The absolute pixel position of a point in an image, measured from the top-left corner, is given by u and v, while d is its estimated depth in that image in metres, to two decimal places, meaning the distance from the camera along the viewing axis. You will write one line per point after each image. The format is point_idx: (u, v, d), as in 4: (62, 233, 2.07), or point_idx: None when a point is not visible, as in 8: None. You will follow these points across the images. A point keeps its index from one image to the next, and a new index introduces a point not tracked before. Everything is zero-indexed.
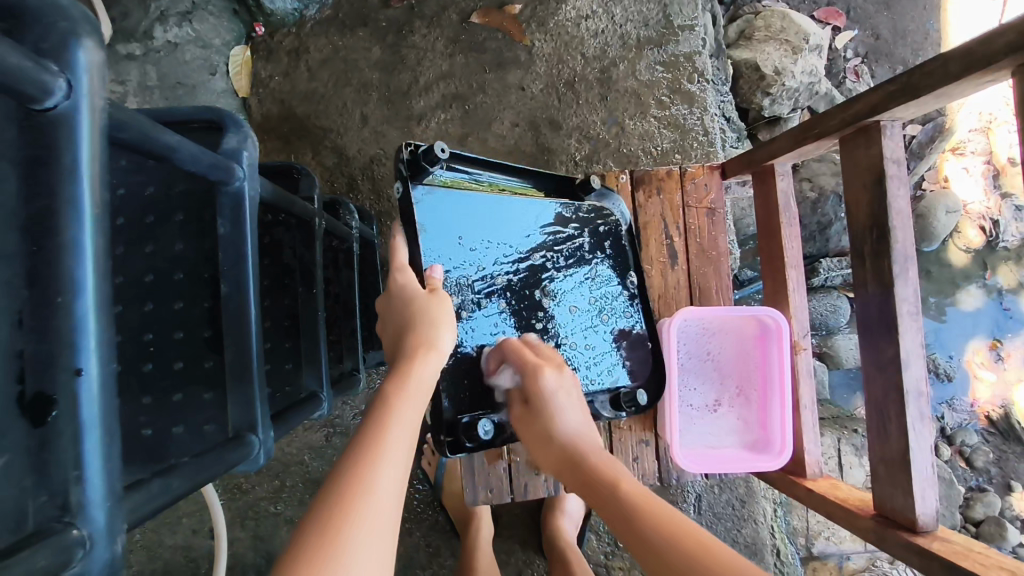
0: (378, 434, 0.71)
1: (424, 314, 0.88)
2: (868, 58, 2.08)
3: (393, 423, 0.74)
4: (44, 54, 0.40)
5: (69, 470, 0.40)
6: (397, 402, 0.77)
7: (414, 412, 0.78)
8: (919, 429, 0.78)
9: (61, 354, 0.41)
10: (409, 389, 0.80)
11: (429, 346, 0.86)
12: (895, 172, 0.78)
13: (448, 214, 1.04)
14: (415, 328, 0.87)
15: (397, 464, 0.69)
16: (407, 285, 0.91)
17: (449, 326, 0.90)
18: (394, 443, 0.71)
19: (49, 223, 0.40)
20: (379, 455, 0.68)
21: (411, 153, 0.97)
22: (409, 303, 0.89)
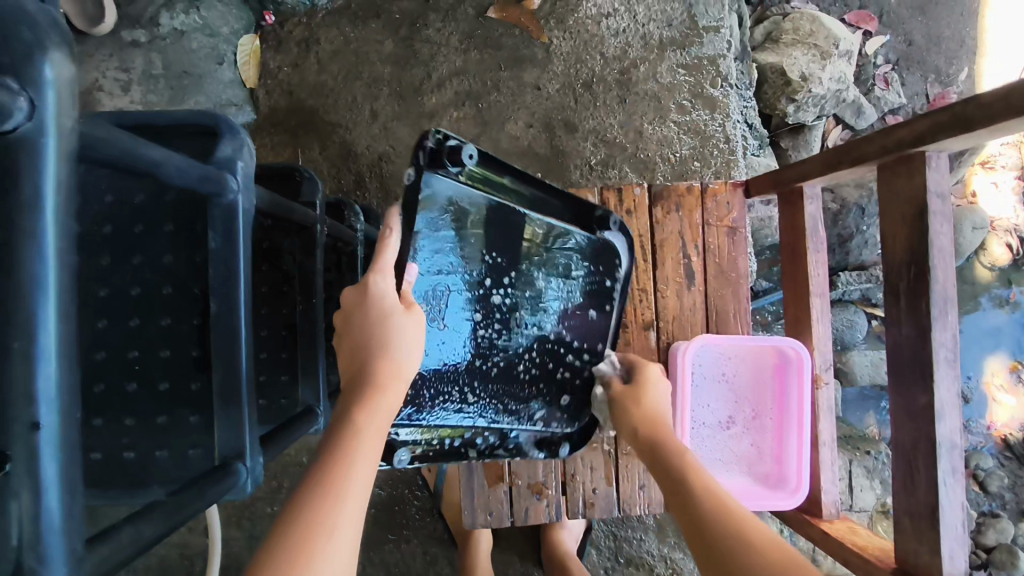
0: (331, 484, 0.62)
1: (395, 338, 0.77)
2: (898, 65, 2.01)
3: (355, 457, 0.66)
4: (5, 69, 0.36)
5: (23, 534, 0.36)
6: (355, 441, 0.67)
7: (373, 456, 0.68)
8: (950, 484, 0.74)
9: (17, 406, 0.37)
10: (372, 421, 0.70)
11: (393, 377, 0.75)
12: (938, 207, 0.73)
13: (452, 222, 0.94)
14: (381, 351, 0.76)
15: (354, 519, 0.61)
16: (384, 293, 0.79)
17: (416, 353, 0.79)
18: (347, 496, 0.62)
19: (8, 259, 0.36)
20: (331, 515, 0.59)
21: (439, 143, 0.84)
22: (382, 319, 0.77)
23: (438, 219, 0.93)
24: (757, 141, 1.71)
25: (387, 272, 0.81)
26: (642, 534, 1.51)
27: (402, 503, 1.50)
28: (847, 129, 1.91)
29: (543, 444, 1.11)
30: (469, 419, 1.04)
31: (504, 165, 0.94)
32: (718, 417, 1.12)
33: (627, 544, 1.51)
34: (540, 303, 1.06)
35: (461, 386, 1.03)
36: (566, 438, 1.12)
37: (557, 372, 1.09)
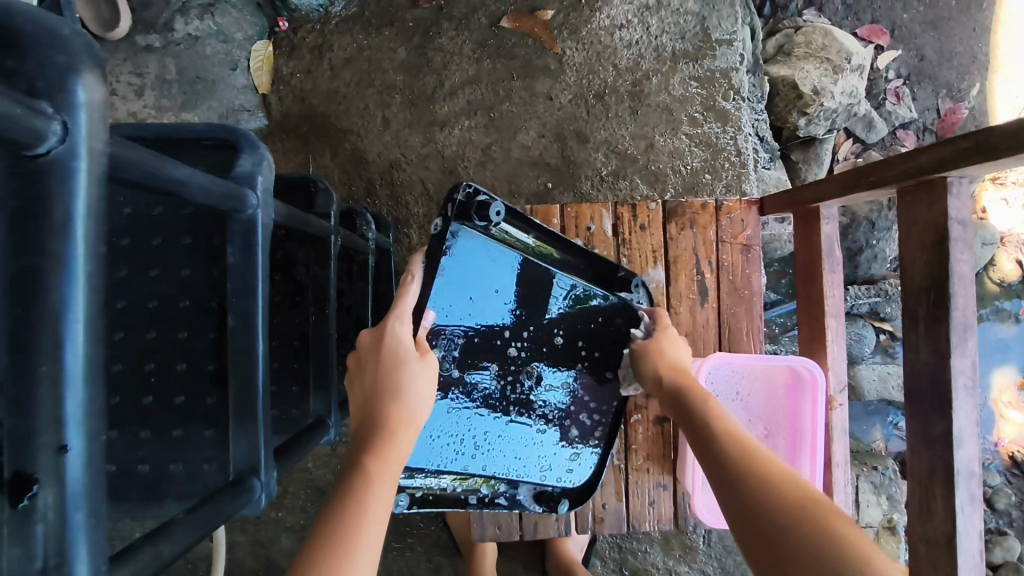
0: (346, 520, 0.63)
1: (408, 385, 0.81)
2: (910, 80, 2.01)
3: (370, 500, 0.66)
4: (39, 93, 0.36)
5: (48, 557, 0.36)
6: (371, 479, 0.69)
7: (387, 502, 0.68)
8: (967, 511, 0.73)
9: (41, 430, 0.36)
10: (385, 468, 0.71)
11: (405, 422, 0.78)
12: (958, 234, 0.73)
13: (472, 269, 1.01)
14: (394, 401, 0.79)
15: (370, 560, 0.61)
16: (401, 341, 0.84)
17: (427, 402, 0.82)
18: (363, 529, 0.63)
19: (36, 283, 0.36)
20: (351, 548, 0.60)
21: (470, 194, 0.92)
22: (396, 364, 0.82)
23: (457, 266, 1.00)
24: (768, 154, 1.71)
25: (405, 320, 0.86)
26: (647, 547, 1.50)
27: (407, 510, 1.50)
28: (858, 143, 1.91)
29: (543, 499, 1.11)
30: (474, 465, 1.07)
31: (532, 222, 1.02)
32: None
33: (632, 556, 1.50)
34: (554, 357, 1.09)
35: (472, 433, 1.07)
36: (565, 494, 1.13)
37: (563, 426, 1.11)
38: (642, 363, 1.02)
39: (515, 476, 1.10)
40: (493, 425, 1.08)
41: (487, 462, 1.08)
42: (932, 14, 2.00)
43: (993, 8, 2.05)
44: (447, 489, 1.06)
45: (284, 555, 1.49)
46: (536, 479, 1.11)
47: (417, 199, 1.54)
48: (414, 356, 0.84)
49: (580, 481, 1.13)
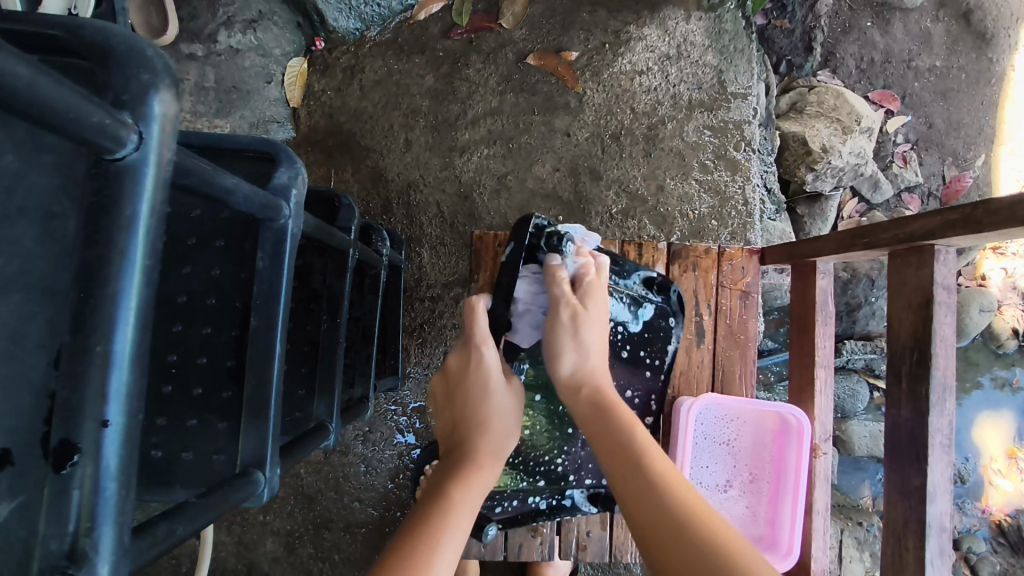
0: (442, 516, 0.76)
1: (494, 415, 0.95)
2: (917, 145, 2.07)
3: (459, 497, 0.80)
4: (122, 106, 0.40)
5: (80, 522, 0.39)
6: (461, 480, 0.84)
7: (474, 502, 0.81)
8: (937, 565, 0.76)
9: (88, 405, 0.40)
10: (478, 478, 0.85)
11: (498, 445, 0.93)
12: (943, 298, 0.77)
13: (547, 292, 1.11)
14: (482, 427, 0.93)
15: (459, 537, 0.74)
16: (485, 367, 0.98)
17: (510, 426, 0.96)
18: (461, 513, 0.78)
19: (99, 271, 0.40)
20: (443, 526, 0.74)
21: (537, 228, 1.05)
22: (486, 388, 0.96)
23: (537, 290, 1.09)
24: (774, 206, 1.76)
25: (490, 345, 0.99)
26: None
27: (389, 522, 1.54)
28: (862, 202, 1.97)
29: (597, 500, 1.22)
30: (536, 479, 1.19)
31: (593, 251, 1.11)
32: (716, 476, 1.14)
33: None
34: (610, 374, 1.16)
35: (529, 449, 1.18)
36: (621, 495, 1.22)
37: None
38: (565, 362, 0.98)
39: (564, 484, 1.20)
40: (546, 435, 1.18)
41: (547, 475, 1.19)
42: (942, 84, 2.07)
43: (1003, 83, 2.11)
44: (516, 503, 1.19)
45: (267, 559, 1.51)
46: (586, 485, 1.21)
47: (431, 220, 1.59)
48: (502, 383, 0.98)
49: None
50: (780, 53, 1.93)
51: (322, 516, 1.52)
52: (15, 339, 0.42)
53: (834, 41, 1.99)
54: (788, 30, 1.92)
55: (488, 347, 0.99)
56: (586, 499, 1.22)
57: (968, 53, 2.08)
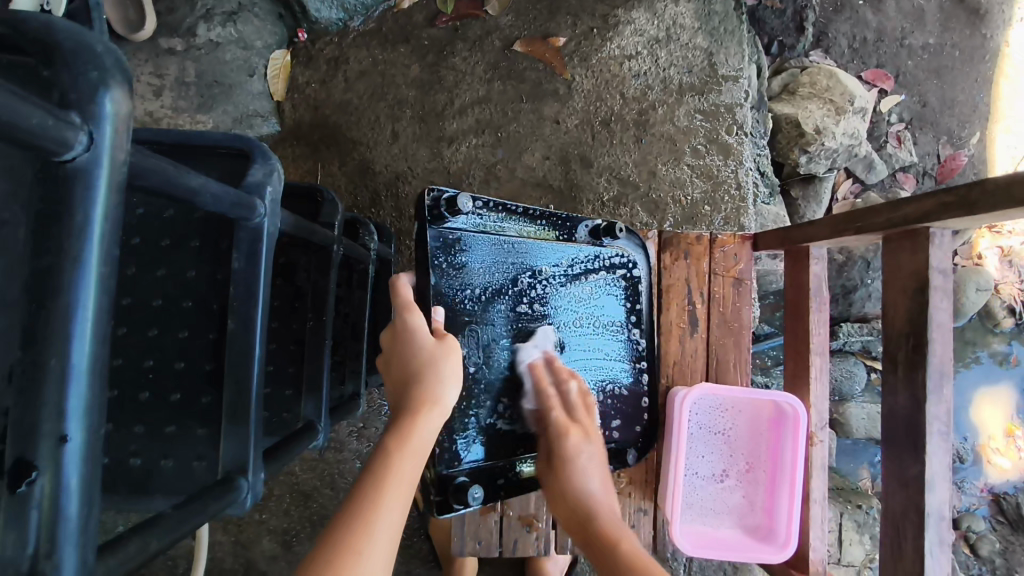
0: (363, 517, 0.65)
1: (429, 371, 0.82)
2: (911, 124, 2.04)
3: (388, 482, 0.70)
4: (70, 105, 0.38)
5: (39, 543, 0.38)
6: (395, 458, 0.73)
7: (406, 484, 0.71)
8: (938, 554, 0.75)
9: (43, 420, 0.38)
10: (406, 450, 0.74)
11: (435, 403, 0.81)
12: (939, 282, 0.75)
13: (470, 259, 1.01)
14: (415, 385, 0.81)
15: (385, 539, 0.65)
16: (412, 327, 0.84)
17: (454, 386, 0.84)
18: (388, 502, 0.68)
19: (49, 280, 0.38)
20: (366, 526, 0.64)
21: (435, 199, 0.96)
22: (414, 348, 0.83)
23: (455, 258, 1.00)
24: (767, 190, 1.74)
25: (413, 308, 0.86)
26: None
27: None
28: (857, 182, 1.95)
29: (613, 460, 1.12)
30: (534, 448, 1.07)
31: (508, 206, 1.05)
32: (712, 467, 1.14)
33: None
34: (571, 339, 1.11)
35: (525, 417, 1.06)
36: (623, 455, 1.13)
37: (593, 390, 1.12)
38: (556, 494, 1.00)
39: None
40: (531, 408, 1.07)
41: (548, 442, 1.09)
42: (936, 62, 2.05)
43: (997, 59, 2.09)
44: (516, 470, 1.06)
45: (264, 558, 1.50)
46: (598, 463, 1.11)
47: None
48: (430, 340, 0.85)
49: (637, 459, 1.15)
50: (771, 35, 1.90)
51: (318, 514, 1.51)
52: None
53: (827, 20, 1.96)
54: (779, 11, 1.89)
55: (412, 308, 0.86)
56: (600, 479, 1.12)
57: (961, 30, 2.06)
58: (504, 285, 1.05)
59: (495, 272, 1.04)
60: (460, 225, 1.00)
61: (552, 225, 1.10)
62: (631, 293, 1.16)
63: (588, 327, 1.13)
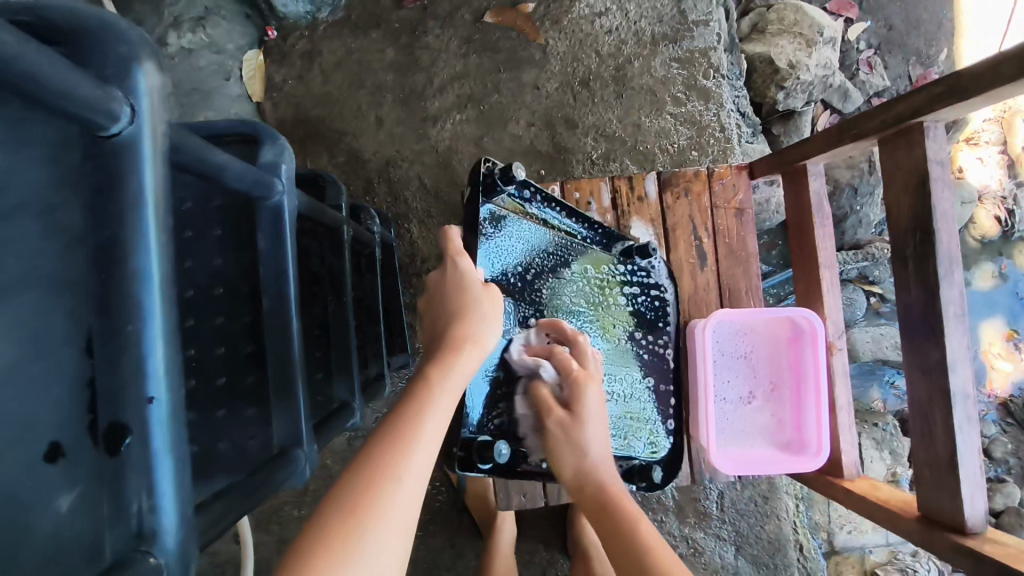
0: (409, 431, 0.68)
1: (472, 311, 0.87)
2: (880, 49, 2.08)
3: (432, 407, 0.73)
4: (108, 80, 0.39)
5: (143, 500, 0.40)
6: (436, 386, 0.76)
7: (446, 409, 0.74)
8: (966, 430, 0.79)
9: (130, 384, 0.40)
10: (446, 380, 0.78)
11: (476, 341, 0.85)
12: (938, 173, 0.78)
13: (506, 250, 1.04)
14: (459, 321, 0.86)
15: (428, 453, 0.67)
16: (462, 272, 0.90)
17: (494, 325, 0.89)
18: (431, 422, 0.71)
19: (116, 252, 0.40)
20: (412, 437, 0.67)
21: (490, 170, 0.97)
22: (457, 292, 0.89)
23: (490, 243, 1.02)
24: (750, 129, 1.76)
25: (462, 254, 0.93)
26: (664, 516, 1.53)
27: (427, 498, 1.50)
28: (834, 113, 1.97)
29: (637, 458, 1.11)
30: None
31: (558, 202, 1.07)
32: (738, 390, 1.17)
33: None
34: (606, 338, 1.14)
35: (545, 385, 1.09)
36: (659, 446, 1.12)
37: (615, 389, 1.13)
38: (560, 453, 0.93)
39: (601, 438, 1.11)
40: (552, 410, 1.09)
41: None
42: None
43: None
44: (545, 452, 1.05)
45: None
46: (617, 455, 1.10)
47: (414, 193, 1.56)
48: (475, 284, 0.90)
49: (664, 451, 1.13)
50: None
51: None
52: (41, 335, 0.42)
53: None
54: None
55: (462, 254, 0.92)
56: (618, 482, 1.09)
57: None
58: (536, 274, 1.08)
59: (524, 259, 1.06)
60: (500, 207, 1.02)
61: (582, 216, 1.11)
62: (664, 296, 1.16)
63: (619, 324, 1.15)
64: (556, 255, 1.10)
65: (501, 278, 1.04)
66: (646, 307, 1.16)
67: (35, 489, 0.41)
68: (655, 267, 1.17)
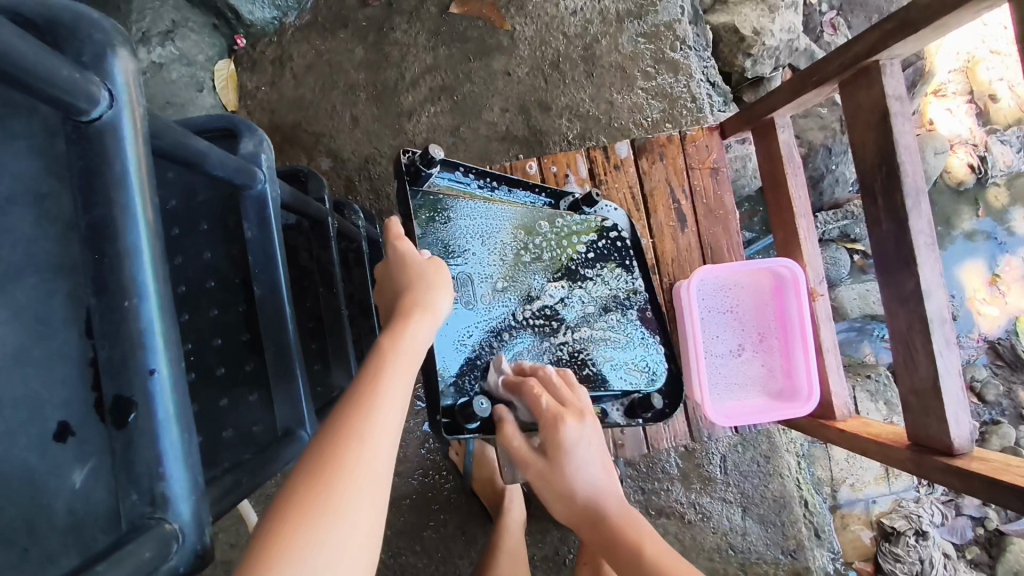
0: (368, 392, 0.66)
1: (420, 280, 0.85)
2: (842, 11, 2.11)
3: (389, 368, 0.70)
4: (86, 67, 0.40)
5: (153, 469, 0.42)
6: (392, 348, 0.74)
7: (406, 369, 0.72)
8: (946, 355, 0.83)
9: (132, 357, 0.42)
10: (402, 342, 0.75)
11: (429, 305, 0.83)
12: (898, 109, 0.83)
13: (451, 226, 1.05)
14: (408, 291, 0.84)
15: (393, 413, 0.65)
16: (402, 252, 0.89)
17: (444, 291, 0.87)
18: (392, 382, 0.68)
19: (107, 230, 0.41)
20: (373, 398, 0.65)
21: (411, 160, 0.99)
22: (404, 268, 0.87)
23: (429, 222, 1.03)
24: (721, 99, 1.74)
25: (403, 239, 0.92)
26: (670, 485, 1.55)
27: (435, 488, 1.51)
28: None
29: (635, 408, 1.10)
30: None
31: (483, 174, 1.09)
32: (727, 343, 1.18)
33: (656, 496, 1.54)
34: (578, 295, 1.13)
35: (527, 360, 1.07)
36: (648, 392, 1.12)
37: (603, 339, 1.13)
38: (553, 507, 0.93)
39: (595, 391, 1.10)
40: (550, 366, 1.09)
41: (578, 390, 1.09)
42: None
43: None
44: None
45: None
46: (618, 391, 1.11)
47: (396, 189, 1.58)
48: (417, 259, 0.88)
49: (660, 381, 1.14)
50: None
51: None
52: (41, 320, 0.44)
53: None
54: None
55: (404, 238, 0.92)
56: (624, 417, 1.10)
57: None
58: (494, 242, 1.09)
59: (475, 231, 1.07)
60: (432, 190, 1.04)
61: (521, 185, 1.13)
62: (623, 249, 1.17)
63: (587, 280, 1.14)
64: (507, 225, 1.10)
65: (457, 251, 1.05)
66: (607, 258, 1.16)
67: (49, 468, 0.43)
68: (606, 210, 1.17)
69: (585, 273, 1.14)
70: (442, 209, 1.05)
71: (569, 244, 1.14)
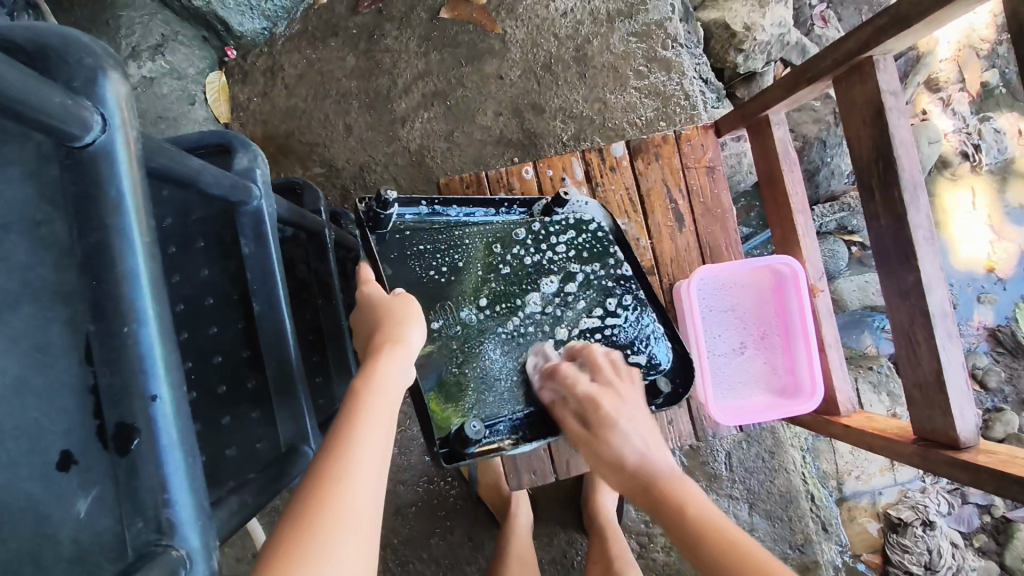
0: (344, 438, 0.63)
1: (390, 316, 0.84)
2: (833, 3, 2.11)
3: (365, 409, 0.68)
4: (77, 92, 0.40)
5: (157, 495, 0.41)
6: (366, 387, 0.71)
7: (384, 409, 0.70)
8: (948, 347, 0.83)
9: (133, 383, 0.41)
10: (376, 378, 0.73)
11: (399, 340, 0.81)
12: (892, 103, 0.84)
13: (423, 253, 1.05)
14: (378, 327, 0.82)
15: (372, 455, 0.63)
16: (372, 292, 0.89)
17: (414, 324, 0.85)
18: (367, 425, 0.66)
19: (103, 256, 0.41)
20: (350, 442, 0.63)
21: (366, 207, 1.01)
22: (374, 306, 0.87)
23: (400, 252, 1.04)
24: (715, 95, 1.80)
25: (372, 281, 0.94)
26: None
27: (441, 495, 1.50)
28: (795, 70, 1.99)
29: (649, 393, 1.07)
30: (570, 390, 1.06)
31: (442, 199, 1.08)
32: (728, 342, 1.18)
33: None
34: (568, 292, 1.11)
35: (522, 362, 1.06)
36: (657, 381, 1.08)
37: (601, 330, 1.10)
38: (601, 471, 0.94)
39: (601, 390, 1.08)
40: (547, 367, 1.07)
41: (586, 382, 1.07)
42: None
43: None
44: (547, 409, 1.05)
45: None
46: None
47: None
48: (383, 297, 0.88)
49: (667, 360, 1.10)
50: None
51: None
52: (40, 349, 0.43)
53: None
54: None
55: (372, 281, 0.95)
56: None
57: None
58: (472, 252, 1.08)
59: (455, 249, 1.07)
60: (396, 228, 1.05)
61: (496, 204, 1.12)
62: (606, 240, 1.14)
63: (575, 276, 1.11)
64: (485, 237, 1.10)
65: (438, 267, 1.06)
66: (588, 252, 1.13)
67: (53, 498, 0.43)
68: (582, 209, 1.15)
69: (573, 269, 1.12)
70: (411, 242, 1.05)
71: (547, 246, 1.12)
